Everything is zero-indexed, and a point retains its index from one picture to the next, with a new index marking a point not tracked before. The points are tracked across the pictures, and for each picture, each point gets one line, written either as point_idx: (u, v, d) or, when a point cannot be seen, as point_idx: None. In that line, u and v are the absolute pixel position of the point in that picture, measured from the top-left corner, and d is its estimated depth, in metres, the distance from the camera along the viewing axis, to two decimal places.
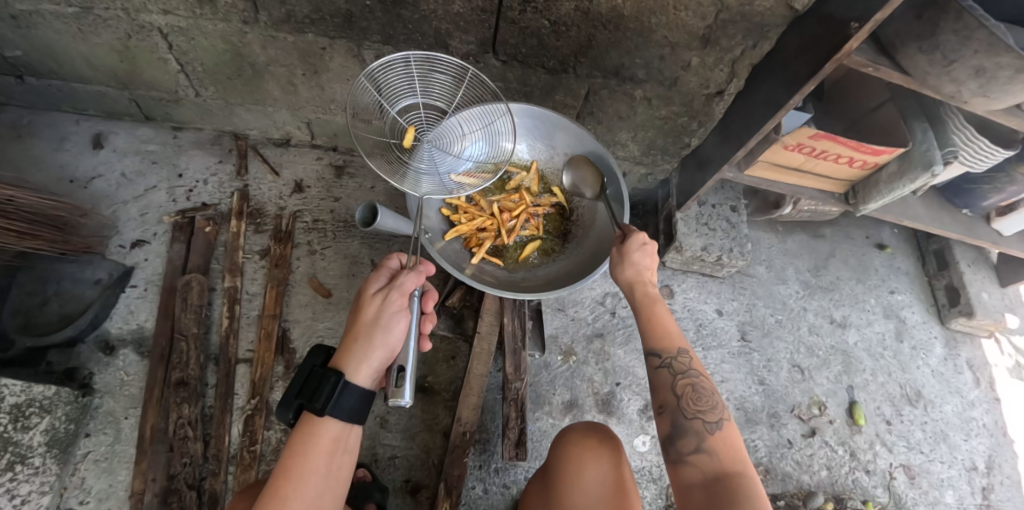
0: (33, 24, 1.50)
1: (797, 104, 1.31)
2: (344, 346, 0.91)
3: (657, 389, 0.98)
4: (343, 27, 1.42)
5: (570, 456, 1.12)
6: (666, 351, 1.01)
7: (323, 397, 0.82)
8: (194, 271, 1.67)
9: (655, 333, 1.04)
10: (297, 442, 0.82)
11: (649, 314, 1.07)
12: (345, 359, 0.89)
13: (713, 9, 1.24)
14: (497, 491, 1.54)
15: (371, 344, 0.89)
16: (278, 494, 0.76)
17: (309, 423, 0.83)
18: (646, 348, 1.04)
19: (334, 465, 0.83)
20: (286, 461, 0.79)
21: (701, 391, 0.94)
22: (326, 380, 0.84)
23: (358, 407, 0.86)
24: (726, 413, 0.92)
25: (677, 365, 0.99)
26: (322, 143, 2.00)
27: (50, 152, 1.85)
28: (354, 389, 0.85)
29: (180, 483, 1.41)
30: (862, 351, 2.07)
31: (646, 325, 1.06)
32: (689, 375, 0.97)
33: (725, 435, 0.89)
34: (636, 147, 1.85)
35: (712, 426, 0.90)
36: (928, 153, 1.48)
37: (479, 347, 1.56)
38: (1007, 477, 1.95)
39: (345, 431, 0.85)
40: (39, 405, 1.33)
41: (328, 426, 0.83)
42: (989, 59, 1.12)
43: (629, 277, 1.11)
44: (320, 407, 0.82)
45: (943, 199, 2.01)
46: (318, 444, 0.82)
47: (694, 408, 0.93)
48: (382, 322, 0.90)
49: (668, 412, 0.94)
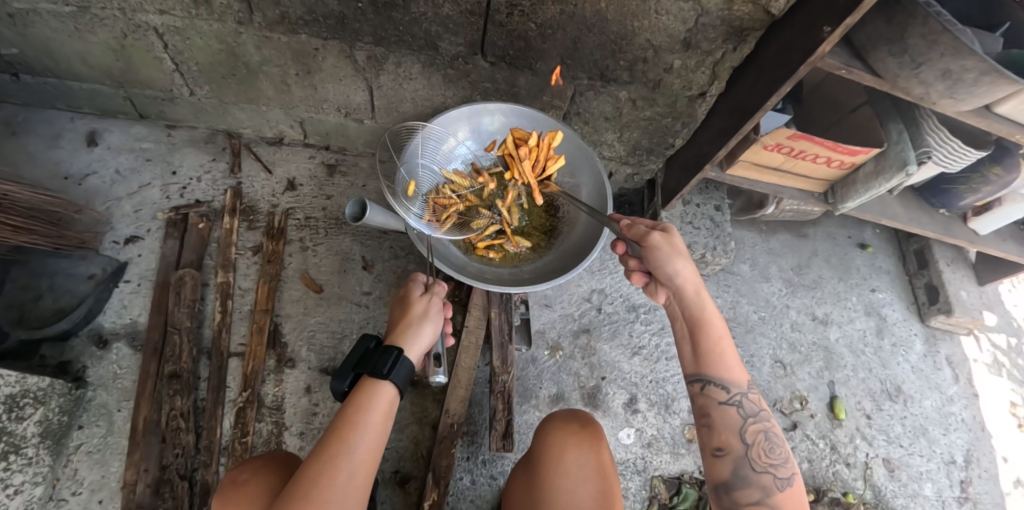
0: (30, 23, 1.53)
1: (774, 105, 1.36)
2: (394, 331, 1.07)
3: (723, 430, 0.97)
4: (336, 29, 1.46)
5: (552, 443, 1.17)
6: (735, 385, 1.00)
7: (388, 362, 0.97)
8: (187, 267, 1.70)
9: (723, 363, 1.02)
10: (357, 401, 0.93)
11: (715, 334, 1.04)
12: (400, 339, 1.04)
13: (692, 13, 1.29)
14: (484, 482, 1.57)
15: (422, 329, 1.06)
16: (344, 439, 0.87)
17: (370, 387, 0.96)
18: (713, 377, 1.01)
19: (387, 426, 0.94)
20: (352, 415, 0.91)
21: (773, 441, 0.95)
22: (389, 352, 0.99)
23: (408, 379, 1.01)
24: (792, 462, 0.95)
25: (747, 404, 0.99)
26: (315, 142, 2.04)
27: (45, 149, 1.87)
28: (409, 363, 1.01)
29: (172, 473, 1.44)
30: (844, 348, 2.12)
31: (708, 348, 1.03)
32: (759, 419, 0.98)
33: (791, 491, 0.91)
34: (622, 147, 1.90)
35: (782, 481, 0.91)
36: (902, 154, 1.54)
37: (467, 341, 1.60)
38: (984, 470, 2.00)
39: (395, 398, 0.99)
40: (34, 397, 1.36)
41: (387, 390, 0.97)
42: (955, 62, 1.17)
43: (690, 279, 1.07)
44: (384, 371, 0.96)
45: (921, 199, 2.07)
46: (378, 404, 0.94)
47: (765, 460, 0.93)
48: (433, 318, 1.10)
49: (730, 458, 0.93)
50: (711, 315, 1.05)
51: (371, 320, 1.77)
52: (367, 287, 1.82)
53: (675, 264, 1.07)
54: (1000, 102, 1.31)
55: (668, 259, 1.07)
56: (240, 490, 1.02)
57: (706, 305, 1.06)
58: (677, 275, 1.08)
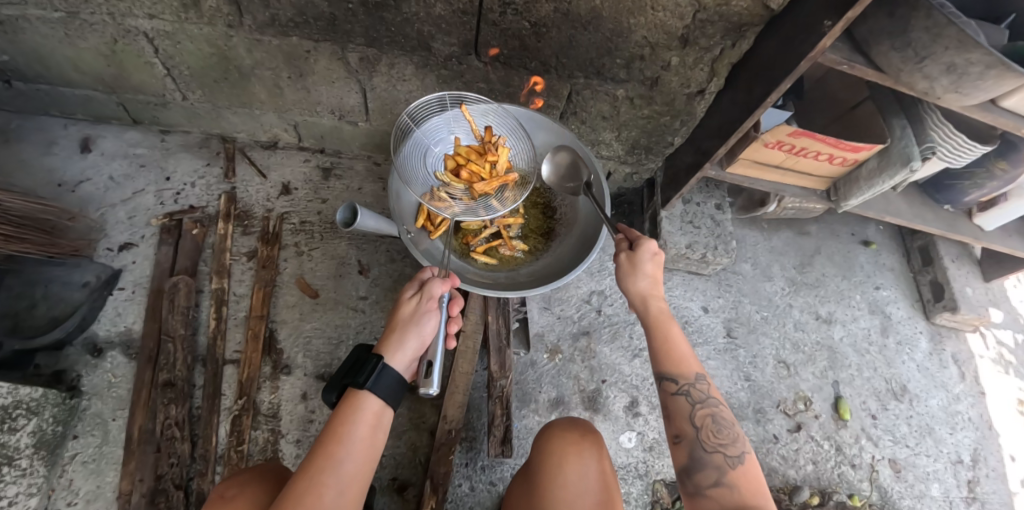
0: (20, 29, 1.51)
1: (774, 102, 1.33)
2: (383, 337, 1.04)
3: (675, 418, 1.01)
4: (327, 31, 1.43)
5: (551, 452, 1.15)
6: (683, 377, 1.03)
7: (366, 372, 0.94)
8: (182, 274, 1.69)
9: (671, 358, 1.06)
10: (343, 412, 0.91)
11: (665, 337, 1.08)
12: (384, 347, 1.01)
13: (690, 9, 1.26)
14: (483, 488, 1.55)
15: (406, 335, 1.02)
16: (330, 453, 0.85)
17: (353, 398, 0.93)
18: (662, 373, 1.05)
19: (375, 438, 0.92)
20: (335, 427, 0.89)
21: (721, 423, 0.98)
22: (368, 361, 0.96)
23: (395, 386, 0.97)
24: (743, 442, 0.97)
25: (695, 393, 1.02)
26: (310, 146, 2.02)
27: (38, 156, 1.86)
28: (391, 371, 0.96)
29: (167, 483, 1.42)
30: (848, 347, 2.09)
31: (659, 349, 1.08)
32: (706, 404, 1.01)
33: (744, 468, 0.94)
34: (620, 146, 1.87)
35: (733, 459, 0.94)
36: (906, 150, 1.51)
37: (465, 346, 1.58)
38: (992, 470, 1.96)
39: (384, 407, 0.95)
40: (26, 407, 1.34)
41: (370, 400, 0.93)
42: (959, 56, 1.14)
43: (642, 289, 1.11)
44: (362, 381, 0.93)
45: (925, 196, 2.04)
46: (363, 415, 0.91)
47: (714, 441, 0.96)
48: (421, 321, 1.04)
49: (685, 443, 0.97)
50: (663, 318, 1.10)
51: (368, 325, 1.75)
52: (363, 292, 1.80)
53: (633, 277, 1.11)
54: (1006, 96, 1.27)
55: (626, 277, 1.12)
56: (229, 502, 1.00)
57: (656, 310, 1.10)
58: (636, 291, 1.12)
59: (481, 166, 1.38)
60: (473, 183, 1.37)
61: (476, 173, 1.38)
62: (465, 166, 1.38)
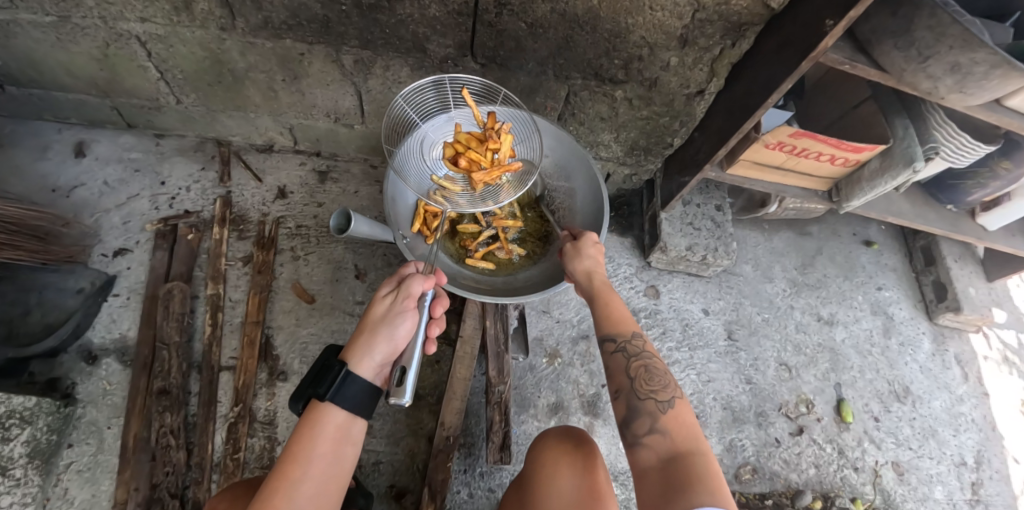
0: (11, 34, 1.49)
1: (775, 103, 1.31)
2: (350, 342, 0.96)
3: (614, 375, 0.99)
4: (321, 33, 1.41)
5: (544, 464, 1.14)
6: (621, 335, 1.04)
7: (326, 383, 0.86)
8: (177, 279, 1.67)
9: (610, 319, 1.07)
10: (303, 429, 0.84)
11: (606, 302, 1.11)
12: (352, 351, 0.93)
13: (689, 8, 1.24)
14: (482, 495, 1.53)
15: (375, 338, 0.94)
16: (286, 474, 0.78)
17: (315, 411, 0.86)
18: (601, 335, 1.06)
19: (340, 453, 0.85)
20: (293, 445, 0.82)
21: (654, 372, 0.95)
22: (331, 369, 0.88)
23: (361, 396, 0.89)
24: (677, 389, 0.92)
25: (631, 348, 1.01)
26: (306, 149, 2.00)
27: (32, 161, 1.84)
28: (357, 379, 0.89)
29: (163, 492, 1.41)
30: (850, 349, 2.07)
31: (600, 314, 1.10)
32: (642, 357, 0.99)
33: (677, 415, 0.87)
34: (619, 148, 1.85)
35: (664, 405, 0.89)
36: (909, 150, 1.48)
37: (462, 351, 1.57)
38: (996, 472, 1.95)
39: (350, 419, 0.88)
40: (19, 417, 1.35)
41: (332, 413, 0.86)
42: (964, 55, 1.12)
43: (585, 267, 1.20)
44: (323, 392, 0.86)
45: (927, 195, 2.02)
46: (324, 430, 0.85)
47: (647, 388, 0.93)
48: (393, 322, 0.95)
49: (621, 396, 0.94)
50: (603, 288, 1.15)
51: None
52: (360, 296, 1.78)
53: (573, 260, 1.23)
54: (1011, 95, 1.25)
55: (570, 260, 1.23)
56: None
57: (597, 282, 1.16)
58: (579, 271, 1.21)
59: (481, 153, 1.31)
60: (473, 171, 1.31)
61: (475, 159, 1.31)
62: (465, 154, 1.32)
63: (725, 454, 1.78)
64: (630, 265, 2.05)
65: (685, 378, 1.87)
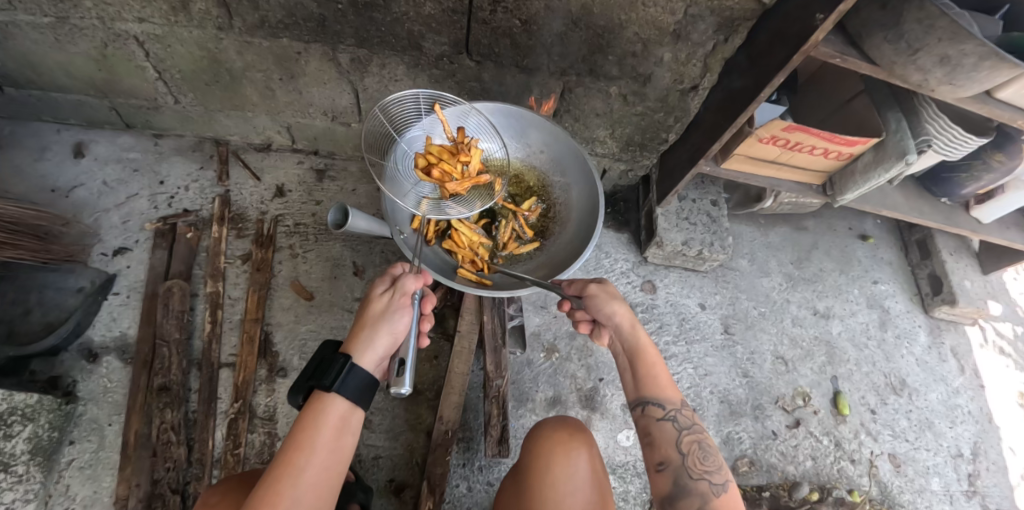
0: (10, 35, 1.51)
1: (767, 97, 1.32)
2: (351, 335, 0.97)
3: (661, 446, 0.98)
4: (317, 32, 1.42)
5: (540, 452, 1.14)
6: (670, 403, 1.01)
7: (331, 374, 0.87)
8: (176, 277, 1.68)
9: (657, 384, 1.03)
10: (306, 419, 0.85)
11: (651, 362, 1.06)
12: (354, 344, 0.94)
13: (680, 4, 1.25)
14: (481, 488, 1.54)
15: (376, 332, 0.96)
16: (290, 464, 0.79)
17: (318, 402, 0.87)
18: (647, 398, 1.02)
19: (341, 443, 0.86)
20: (296, 436, 0.82)
21: (706, 450, 0.96)
22: (335, 361, 0.89)
23: (363, 387, 0.91)
24: (727, 471, 0.95)
25: (681, 419, 1.00)
26: (303, 148, 2.02)
27: (31, 162, 1.86)
28: (360, 370, 0.90)
29: (164, 488, 1.42)
30: (847, 342, 2.08)
31: (643, 375, 1.05)
32: (692, 430, 0.99)
33: (728, 496, 0.91)
34: (614, 144, 1.87)
35: (718, 486, 0.91)
36: (902, 143, 1.49)
37: (460, 346, 1.58)
38: (992, 463, 1.96)
39: (352, 409, 0.89)
40: (21, 413, 1.35)
41: (336, 403, 0.87)
42: (953, 47, 1.13)
43: (629, 315, 1.09)
44: (329, 383, 0.86)
45: (921, 189, 2.03)
46: (327, 421, 0.85)
47: (700, 467, 0.94)
48: (392, 317, 0.98)
49: (670, 470, 0.94)
50: (645, 344, 1.07)
51: None
52: (358, 293, 1.79)
53: (610, 306, 1.10)
54: (1001, 88, 1.26)
55: (605, 302, 1.11)
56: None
57: (639, 337, 1.08)
58: (620, 316, 1.10)
59: (454, 166, 1.31)
60: (445, 183, 1.30)
61: (448, 172, 1.31)
62: (437, 165, 1.31)
63: (722, 447, 1.79)
64: (627, 261, 2.06)
65: (682, 372, 1.89)
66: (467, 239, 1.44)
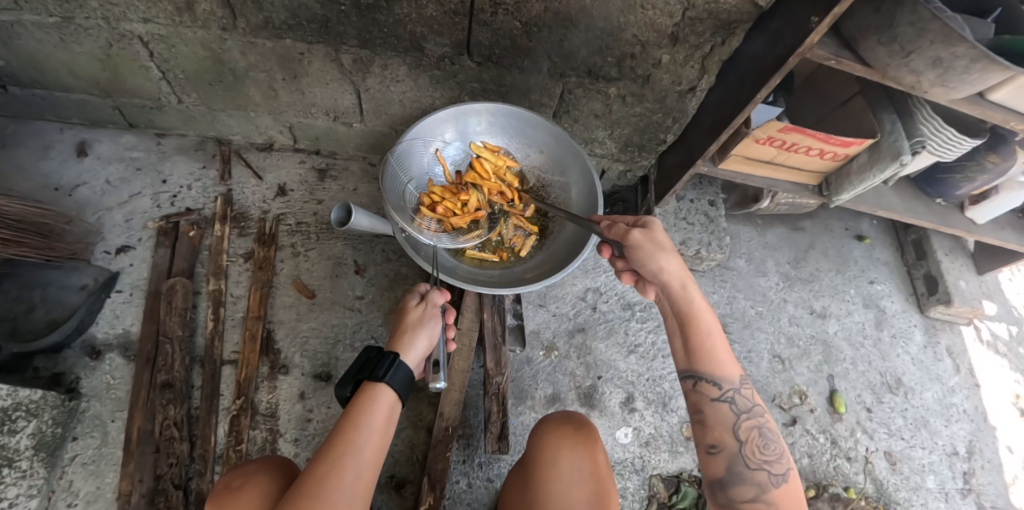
0: (16, 35, 1.52)
1: (764, 98, 1.34)
2: (392, 340, 1.13)
3: (717, 428, 0.97)
4: (320, 33, 1.44)
5: (548, 444, 1.17)
6: (727, 382, 0.99)
7: (384, 367, 1.03)
8: (179, 275, 1.70)
9: (715, 360, 1.00)
10: (360, 405, 0.98)
11: (705, 330, 1.03)
12: (395, 346, 1.11)
13: (679, 6, 1.27)
14: (480, 484, 1.56)
15: (416, 336, 1.12)
16: (349, 440, 0.92)
17: (368, 392, 1.01)
18: (704, 374, 1.00)
19: (388, 429, 0.99)
20: (353, 418, 0.95)
21: (767, 437, 0.96)
22: (384, 358, 1.05)
23: (405, 383, 1.06)
24: (787, 459, 0.95)
25: (739, 400, 0.98)
26: (305, 147, 2.03)
27: (35, 160, 1.87)
28: (405, 367, 1.06)
29: (167, 483, 1.43)
30: (843, 341, 2.10)
31: (698, 344, 1.02)
32: (752, 415, 0.98)
33: (788, 486, 0.93)
34: (613, 144, 1.89)
35: (777, 477, 0.93)
36: (896, 144, 1.51)
37: (461, 344, 1.60)
38: (988, 461, 1.98)
39: (396, 401, 1.04)
40: (25, 410, 1.34)
41: (385, 394, 1.01)
42: (945, 50, 1.15)
43: (677, 272, 1.08)
44: (381, 374, 1.02)
45: (917, 189, 2.06)
46: (378, 408, 0.99)
47: (759, 457, 0.94)
48: (428, 325, 1.15)
49: (724, 455, 0.95)
50: (699, 307, 1.05)
51: (365, 324, 1.76)
52: (359, 292, 1.81)
53: (658, 260, 1.09)
54: (993, 90, 1.29)
55: (653, 255, 1.09)
56: (235, 495, 1.01)
57: (692, 297, 1.06)
58: (670, 269, 1.09)
59: (456, 202, 1.40)
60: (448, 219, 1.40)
61: (450, 208, 1.40)
62: (441, 203, 1.40)
63: None
64: None
65: None
66: (493, 165, 1.49)
